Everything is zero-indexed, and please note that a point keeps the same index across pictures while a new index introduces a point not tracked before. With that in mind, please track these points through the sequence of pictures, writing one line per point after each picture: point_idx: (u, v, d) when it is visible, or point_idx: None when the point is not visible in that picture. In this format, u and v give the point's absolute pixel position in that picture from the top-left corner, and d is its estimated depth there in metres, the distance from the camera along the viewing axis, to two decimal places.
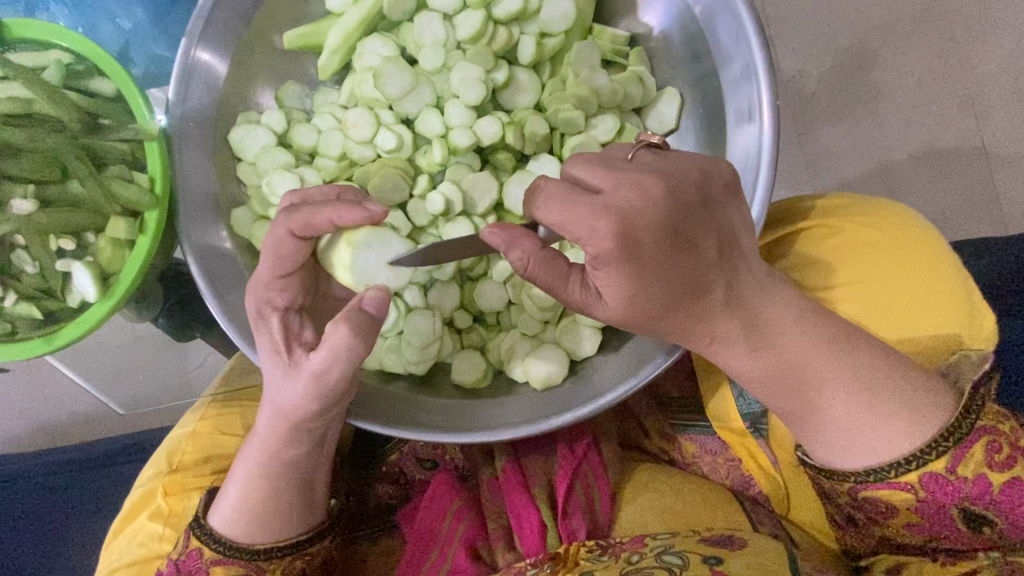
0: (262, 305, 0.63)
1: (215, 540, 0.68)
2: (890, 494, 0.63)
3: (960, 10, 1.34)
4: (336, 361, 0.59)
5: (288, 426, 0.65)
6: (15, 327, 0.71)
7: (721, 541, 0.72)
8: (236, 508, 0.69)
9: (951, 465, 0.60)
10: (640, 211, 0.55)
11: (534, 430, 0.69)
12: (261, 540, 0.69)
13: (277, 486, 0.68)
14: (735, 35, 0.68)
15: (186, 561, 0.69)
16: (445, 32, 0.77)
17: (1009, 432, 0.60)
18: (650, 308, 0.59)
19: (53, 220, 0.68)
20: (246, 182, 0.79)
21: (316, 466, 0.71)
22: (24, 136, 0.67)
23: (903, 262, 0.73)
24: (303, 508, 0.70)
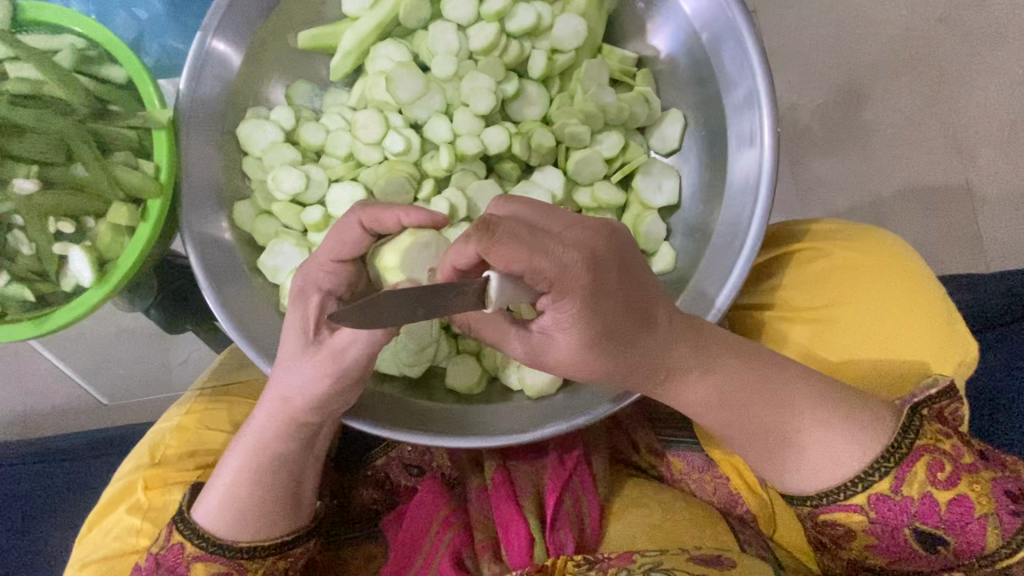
0: (308, 283, 0.62)
1: (198, 534, 0.67)
2: (845, 517, 0.63)
3: (948, 54, 1.40)
4: (368, 341, 0.59)
5: (286, 415, 0.65)
6: (5, 309, 0.69)
7: (710, 560, 0.72)
8: (223, 501, 0.68)
9: (895, 486, 0.61)
10: (603, 251, 0.53)
11: (524, 438, 0.70)
12: (245, 537, 0.68)
13: (268, 482, 0.68)
14: (739, 63, 0.71)
15: (167, 555, 0.68)
16: (458, 42, 0.79)
17: (951, 449, 0.61)
18: (613, 353, 0.58)
19: (53, 202, 0.67)
20: (251, 177, 0.79)
21: (306, 465, 0.71)
22: (31, 117, 0.66)
23: (887, 285, 0.75)
24: (289, 507, 0.70)
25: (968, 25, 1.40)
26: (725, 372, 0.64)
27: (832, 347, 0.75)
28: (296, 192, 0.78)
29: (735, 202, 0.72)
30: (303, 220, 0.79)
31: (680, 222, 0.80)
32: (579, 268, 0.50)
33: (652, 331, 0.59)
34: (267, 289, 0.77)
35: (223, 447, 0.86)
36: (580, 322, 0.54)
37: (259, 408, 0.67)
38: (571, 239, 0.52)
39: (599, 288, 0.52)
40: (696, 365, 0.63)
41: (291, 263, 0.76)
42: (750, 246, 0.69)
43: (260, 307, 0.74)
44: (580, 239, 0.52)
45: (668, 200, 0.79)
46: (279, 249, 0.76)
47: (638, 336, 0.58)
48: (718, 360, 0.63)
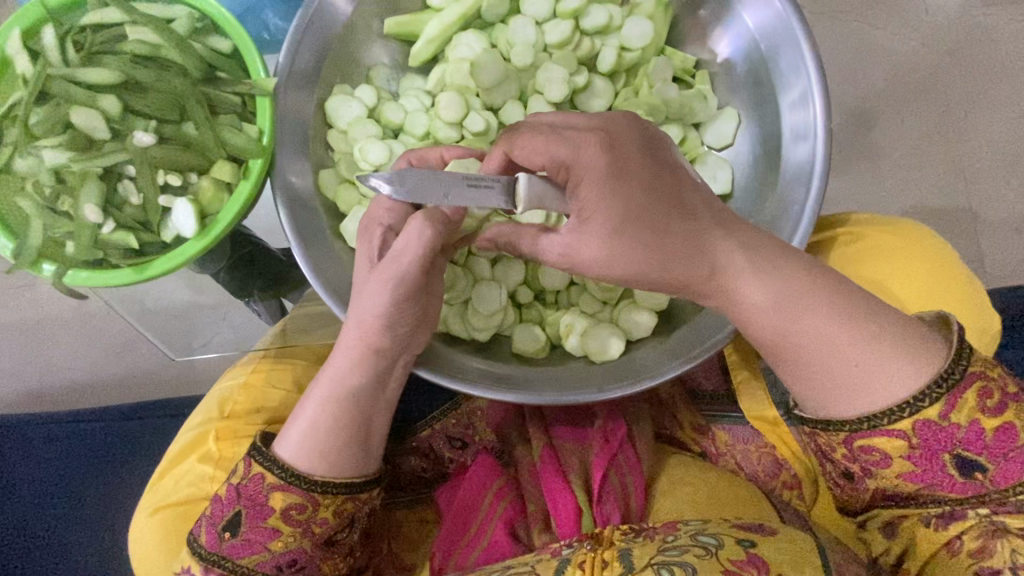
0: (371, 220, 0.70)
1: (278, 466, 0.72)
2: (887, 442, 0.67)
3: (955, 86, 1.50)
4: (422, 241, 0.64)
5: (365, 349, 0.71)
6: (107, 255, 0.74)
7: (754, 528, 0.77)
8: (302, 436, 0.72)
9: (944, 412, 0.64)
10: (623, 137, 0.66)
11: (588, 399, 0.75)
12: (319, 470, 0.72)
13: (343, 417, 0.72)
14: (796, 66, 0.78)
15: (249, 485, 0.73)
16: (536, 35, 0.86)
17: (997, 378, 0.65)
18: (653, 243, 0.63)
19: (165, 156, 0.73)
20: (336, 148, 0.84)
21: (377, 406, 0.75)
22: (152, 75, 0.73)
23: (918, 265, 0.81)
24: (360, 445, 0.74)
25: (974, 60, 1.51)
26: None
27: None
28: (380, 163, 0.83)
29: (787, 191, 0.79)
30: None
31: (732, 211, 0.87)
32: (594, 145, 0.64)
33: (696, 230, 0.65)
34: (346, 252, 0.81)
35: (288, 406, 0.90)
36: (605, 199, 0.63)
37: (339, 345, 0.72)
38: (596, 125, 0.66)
39: (620, 166, 0.63)
40: (761, 336, 0.68)
41: None
42: (804, 230, 0.75)
43: (343, 268, 0.79)
44: (605, 125, 0.66)
45: (722, 189, 0.86)
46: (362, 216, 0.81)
47: (676, 228, 0.64)
48: (797, 307, 0.65)
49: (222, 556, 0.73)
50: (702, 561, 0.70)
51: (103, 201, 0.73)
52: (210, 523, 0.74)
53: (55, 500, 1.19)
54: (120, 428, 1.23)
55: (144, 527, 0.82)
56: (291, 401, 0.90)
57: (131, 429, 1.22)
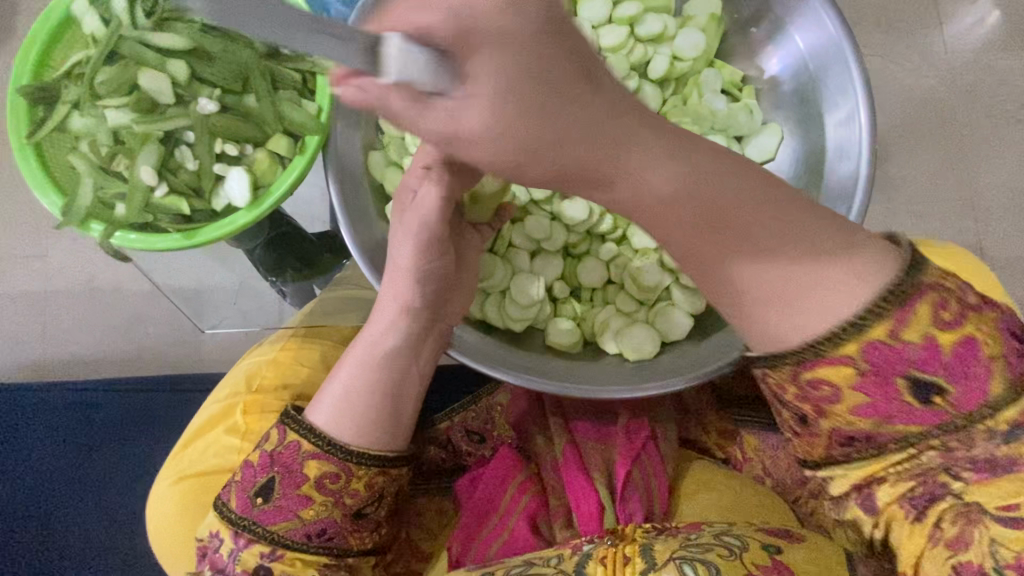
0: (405, 185, 0.70)
1: (314, 433, 0.72)
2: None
3: (973, 125, 1.54)
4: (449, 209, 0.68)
5: (398, 311, 0.72)
6: (156, 219, 0.74)
7: (778, 532, 0.77)
8: (337, 405, 0.72)
9: None
10: None
11: (623, 393, 0.74)
12: (354, 439, 0.71)
13: (378, 384, 0.72)
14: (843, 87, 0.80)
15: (285, 451, 0.73)
16: (591, 38, 0.88)
17: None
18: None
19: (224, 125, 0.74)
20: (385, 132, 0.85)
21: (412, 376, 0.75)
22: (219, 46, 0.73)
23: None
24: (393, 417, 0.73)
25: (993, 101, 1.55)
26: None
27: None
28: None
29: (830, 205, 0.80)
30: None
31: None
32: None
33: None
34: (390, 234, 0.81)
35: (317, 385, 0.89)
36: None
37: (375, 312, 0.74)
38: None
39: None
40: None
41: None
42: None
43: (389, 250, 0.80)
44: None
45: None
46: None
47: None
48: None
49: (254, 521, 0.72)
50: (727, 562, 0.69)
51: (159, 164, 0.73)
52: (242, 487, 0.74)
53: (56, 468, 1.16)
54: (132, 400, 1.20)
55: (166, 496, 0.81)
56: (318, 380, 0.89)
57: (144, 403, 1.20)
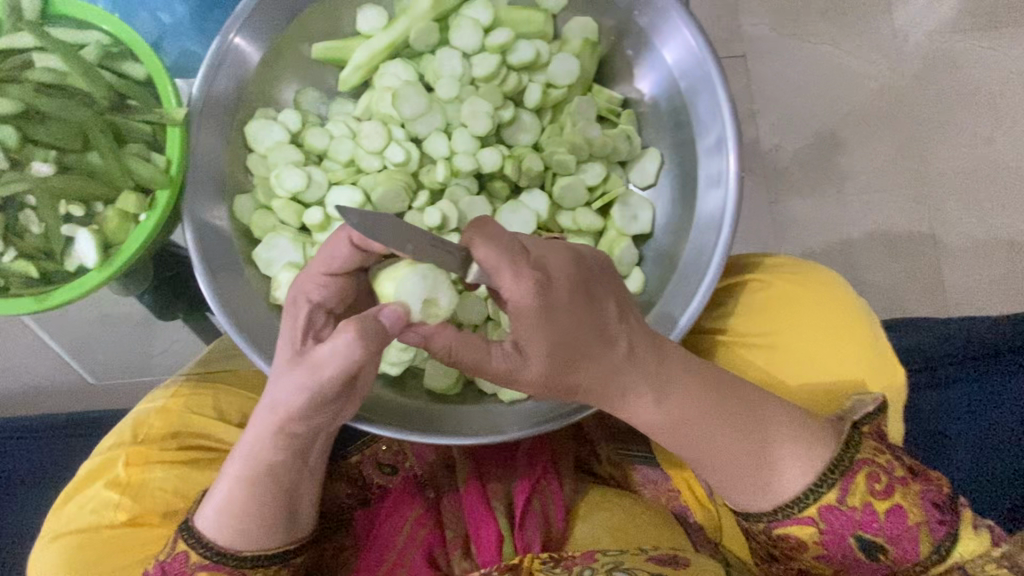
0: (299, 294, 0.68)
1: (203, 545, 0.73)
2: (798, 530, 0.70)
3: (921, 110, 1.50)
4: (346, 359, 0.59)
5: (281, 435, 0.68)
6: (8, 283, 0.73)
7: (665, 560, 0.78)
8: (223, 512, 0.73)
9: (841, 496, 0.68)
10: (560, 274, 0.63)
11: (500, 438, 0.76)
12: (246, 548, 0.74)
13: (266, 498, 0.72)
14: (712, 110, 0.78)
15: (173, 562, 0.74)
16: (462, 68, 0.86)
17: (884, 463, 0.69)
18: (566, 375, 0.65)
19: (66, 186, 0.72)
20: (253, 172, 0.83)
21: (302, 480, 0.75)
22: (55, 105, 0.72)
23: (823, 315, 0.82)
24: (286, 521, 0.75)
25: (940, 85, 1.51)
26: (682, 402, 0.69)
27: (763, 370, 0.82)
28: (297, 190, 0.82)
29: (701, 234, 0.79)
30: (302, 220, 0.83)
31: (652, 251, 0.87)
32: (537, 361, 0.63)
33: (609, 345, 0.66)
34: (258, 280, 0.81)
35: (208, 431, 0.90)
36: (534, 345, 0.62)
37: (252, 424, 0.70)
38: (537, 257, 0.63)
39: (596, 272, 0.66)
40: (651, 392, 0.68)
41: (285, 257, 0.81)
42: (711, 275, 0.76)
43: (254, 300, 0.79)
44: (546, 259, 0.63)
45: (642, 230, 0.86)
46: (275, 243, 0.81)
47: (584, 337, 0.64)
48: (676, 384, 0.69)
49: None
50: None
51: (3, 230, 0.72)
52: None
53: None
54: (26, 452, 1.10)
55: (42, 555, 0.81)
56: (210, 427, 0.90)
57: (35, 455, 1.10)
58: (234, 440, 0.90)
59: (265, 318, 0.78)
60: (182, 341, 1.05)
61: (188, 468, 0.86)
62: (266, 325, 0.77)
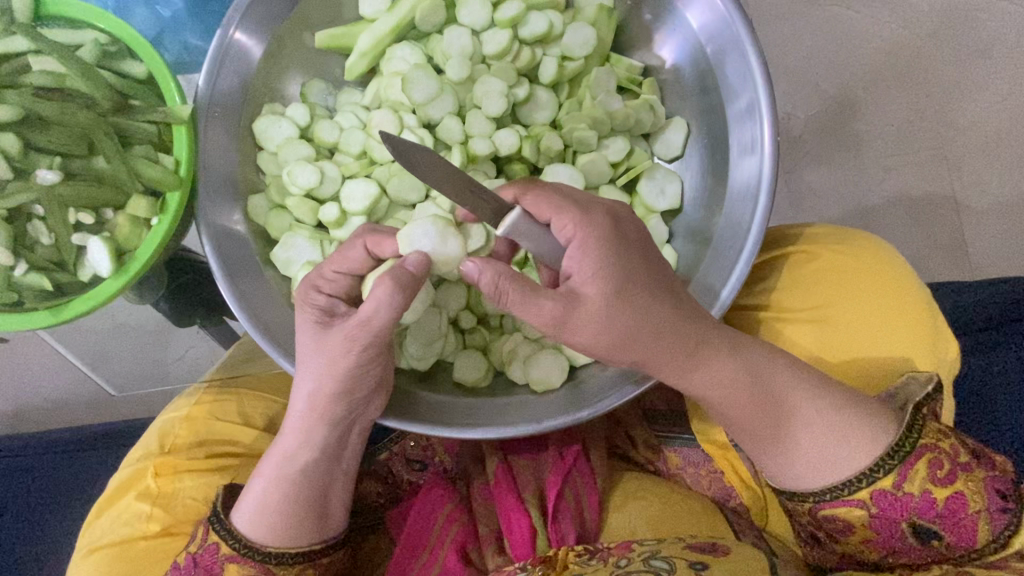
0: (310, 285, 0.66)
1: (234, 537, 0.70)
2: (846, 512, 0.65)
3: (939, 68, 1.44)
4: (388, 306, 0.60)
5: (315, 420, 0.69)
6: (23, 297, 0.71)
7: (705, 547, 0.73)
8: (257, 508, 0.71)
9: (898, 482, 0.64)
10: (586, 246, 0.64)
11: (539, 428, 0.71)
12: (272, 542, 0.70)
13: (299, 488, 0.71)
14: (743, 74, 0.74)
15: (205, 554, 0.71)
16: (472, 46, 0.82)
17: (950, 449, 0.64)
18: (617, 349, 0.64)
19: (75, 194, 0.70)
20: (265, 172, 0.80)
21: (336, 477, 0.74)
22: (56, 110, 0.69)
23: (872, 283, 0.78)
24: (318, 518, 0.73)
25: (957, 41, 1.44)
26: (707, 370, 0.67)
27: (810, 345, 0.78)
28: (311, 186, 0.79)
29: (736, 205, 0.75)
30: (318, 217, 0.80)
31: (682, 225, 0.83)
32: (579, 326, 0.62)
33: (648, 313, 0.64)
34: (279, 281, 0.78)
35: (234, 437, 0.88)
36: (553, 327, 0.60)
37: (292, 417, 0.70)
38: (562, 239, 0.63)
39: (619, 232, 0.65)
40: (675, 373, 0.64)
41: (303, 256, 0.78)
42: (751, 248, 0.71)
43: (273, 300, 0.76)
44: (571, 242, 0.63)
45: (671, 204, 0.82)
46: (293, 243, 0.78)
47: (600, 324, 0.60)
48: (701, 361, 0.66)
49: None
50: None
51: (12, 242, 0.69)
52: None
53: None
54: (48, 467, 1.11)
55: (78, 569, 0.80)
56: (238, 432, 0.88)
57: (57, 470, 1.11)
58: (260, 445, 0.88)
59: (288, 319, 0.75)
60: (196, 349, 1.01)
61: (218, 475, 0.84)
62: (290, 326, 0.75)
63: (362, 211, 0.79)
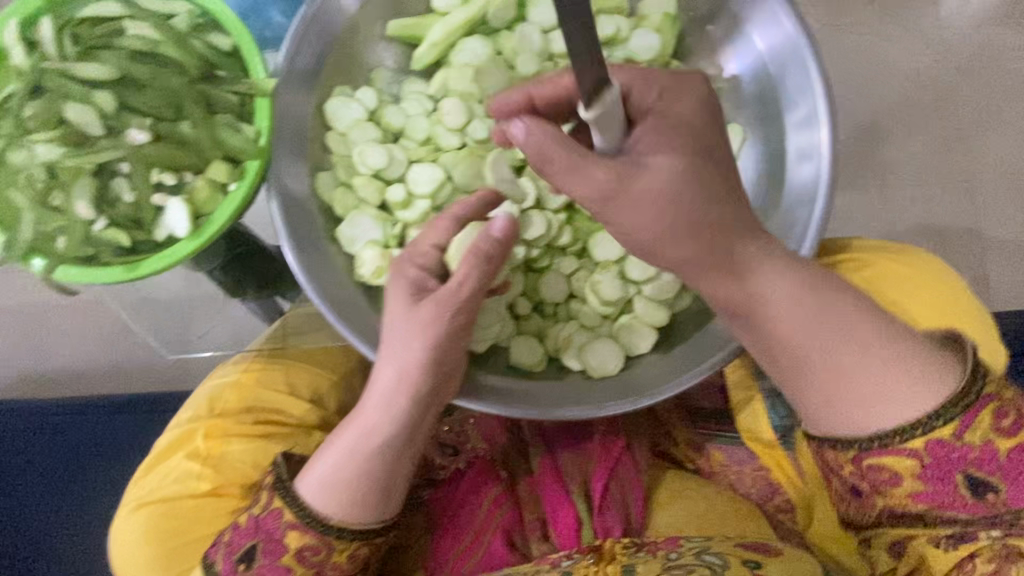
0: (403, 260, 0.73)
1: (298, 504, 0.73)
2: (899, 459, 0.67)
3: (967, 103, 1.48)
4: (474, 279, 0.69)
5: (394, 399, 0.72)
6: (99, 253, 0.74)
7: (753, 547, 0.78)
8: (324, 478, 0.73)
9: (959, 431, 0.66)
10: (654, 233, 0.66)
11: (596, 412, 0.75)
12: (336, 516, 0.73)
13: (367, 466, 0.73)
14: (803, 87, 0.77)
15: (269, 518, 0.74)
16: (542, 44, 0.85)
17: (1014, 402, 0.67)
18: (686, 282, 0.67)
19: (160, 155, 0.73)
20: (333, 151, 0.82)
21: (402, 462, 0.75)
22: (149, 73, 0.73)
23: (917, 296, 0.81)
24: (379, 498, 0.74)
25: (986, 78, 1.48)
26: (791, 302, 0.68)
27: None
28: (379, 167, 0.82)
29: (790, 209, 0.78)
30: (385, 197, 0.83)
31: None
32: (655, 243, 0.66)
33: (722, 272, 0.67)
34: (342, 256, 0.81)
35: (281, 407, 0.90)
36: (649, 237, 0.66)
37: (370, 393, 0.73)
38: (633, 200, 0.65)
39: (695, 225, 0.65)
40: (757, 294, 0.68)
41: (367, 235, 0.81)
42: (805, 252, 0.74)
43: (338, 276, 0.78)
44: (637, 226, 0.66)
45: None
46: (357, 222, 0.81)
47: None
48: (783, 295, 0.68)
49: None
50: None
51: (95, 197, 0.72)
52: (228, 551, 0.76)
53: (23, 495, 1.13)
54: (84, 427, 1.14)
55: (129, 522, 0.83)
56: (285, 402, 0.90)
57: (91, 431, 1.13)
58: (308, 416, 0.90)
59: (349, 292, 0.78)
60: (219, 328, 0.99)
61: (266, 442, 0.86)
62: (352, 300, 0.77)
63: (428, 195, 0.82)
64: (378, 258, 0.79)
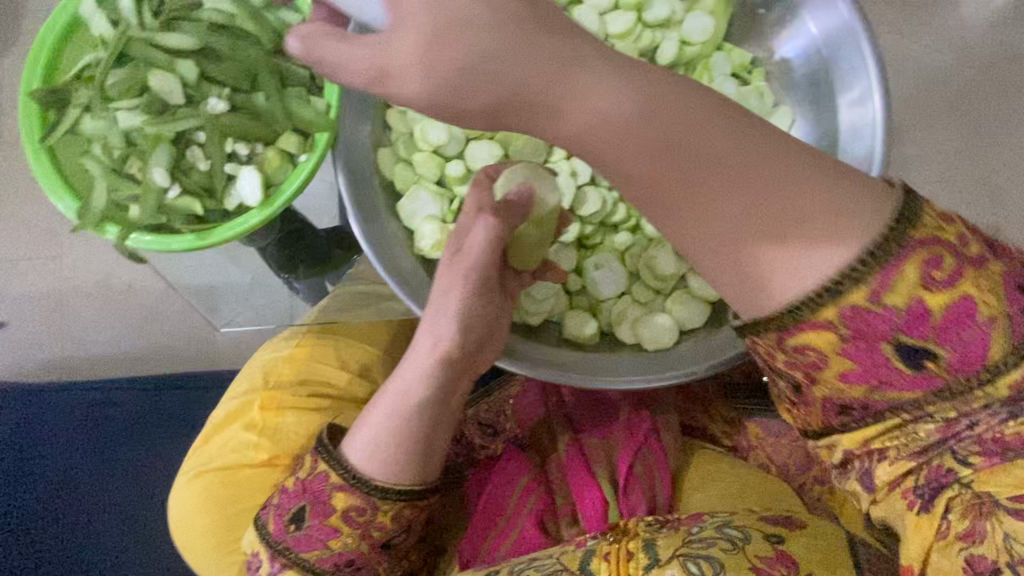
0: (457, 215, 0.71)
1: (344, 466, 0.73)
2: None
3: (991, 101, 1.50)
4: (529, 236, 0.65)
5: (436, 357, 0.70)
6: (171, 221, 0.76)
7: (779, 519, 0.73)
8: (367, 440, 0.73)
9: None
10: None
11: (652, 382, 0.75)
12: (380, 476, 0.73)
13: (409, 427, 0.72)
14: (857, 68, 0.79)
15: (314, 482, 0.75)
16: (598, 26, 0.86)
17: None
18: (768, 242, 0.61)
19: (235, 125, 0.75)
20: (393, 127, 0.82)
21: (443, 421, 0.74)
22: (226, 45, 0.75)
23: None
24: (421, 459, 0.73)
25: (1009, 78, 1.50)
26: None
27: None
28: (440, 144, 0.83)
29: None
30: (444, 172, 0.85)
31: None
32: None
33: None
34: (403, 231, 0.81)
35: (331, 380, 0.91)
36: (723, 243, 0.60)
37: (412, 350, 0.72)
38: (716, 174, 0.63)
39: None
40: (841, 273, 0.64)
41: (426, 209, 0.82)
42: None
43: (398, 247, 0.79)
44: None
45: None
46: (417, 196, 0.82)
47: None
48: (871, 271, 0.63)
49: (287, 547, 0.75)
50: (728, 556, 0.66)
51: (171, 165, 0.75)
52: (277, 512, 0.77)
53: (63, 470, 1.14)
54: None
55: (187, 488, 0.85)
56: (337, 376, 0.91)
57: None
58: (354, 388, 0.91)
59: (410, 264, 0.79)
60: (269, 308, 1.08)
61: (319, 415, 0.87)
62: (414, 271, 0.78)
63: None
64: (437, 233, 0.80)
